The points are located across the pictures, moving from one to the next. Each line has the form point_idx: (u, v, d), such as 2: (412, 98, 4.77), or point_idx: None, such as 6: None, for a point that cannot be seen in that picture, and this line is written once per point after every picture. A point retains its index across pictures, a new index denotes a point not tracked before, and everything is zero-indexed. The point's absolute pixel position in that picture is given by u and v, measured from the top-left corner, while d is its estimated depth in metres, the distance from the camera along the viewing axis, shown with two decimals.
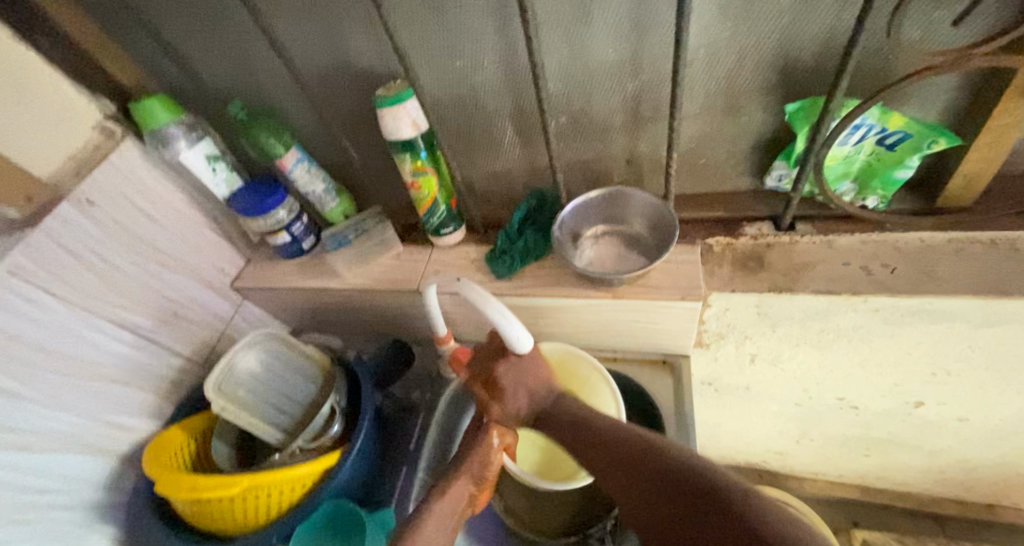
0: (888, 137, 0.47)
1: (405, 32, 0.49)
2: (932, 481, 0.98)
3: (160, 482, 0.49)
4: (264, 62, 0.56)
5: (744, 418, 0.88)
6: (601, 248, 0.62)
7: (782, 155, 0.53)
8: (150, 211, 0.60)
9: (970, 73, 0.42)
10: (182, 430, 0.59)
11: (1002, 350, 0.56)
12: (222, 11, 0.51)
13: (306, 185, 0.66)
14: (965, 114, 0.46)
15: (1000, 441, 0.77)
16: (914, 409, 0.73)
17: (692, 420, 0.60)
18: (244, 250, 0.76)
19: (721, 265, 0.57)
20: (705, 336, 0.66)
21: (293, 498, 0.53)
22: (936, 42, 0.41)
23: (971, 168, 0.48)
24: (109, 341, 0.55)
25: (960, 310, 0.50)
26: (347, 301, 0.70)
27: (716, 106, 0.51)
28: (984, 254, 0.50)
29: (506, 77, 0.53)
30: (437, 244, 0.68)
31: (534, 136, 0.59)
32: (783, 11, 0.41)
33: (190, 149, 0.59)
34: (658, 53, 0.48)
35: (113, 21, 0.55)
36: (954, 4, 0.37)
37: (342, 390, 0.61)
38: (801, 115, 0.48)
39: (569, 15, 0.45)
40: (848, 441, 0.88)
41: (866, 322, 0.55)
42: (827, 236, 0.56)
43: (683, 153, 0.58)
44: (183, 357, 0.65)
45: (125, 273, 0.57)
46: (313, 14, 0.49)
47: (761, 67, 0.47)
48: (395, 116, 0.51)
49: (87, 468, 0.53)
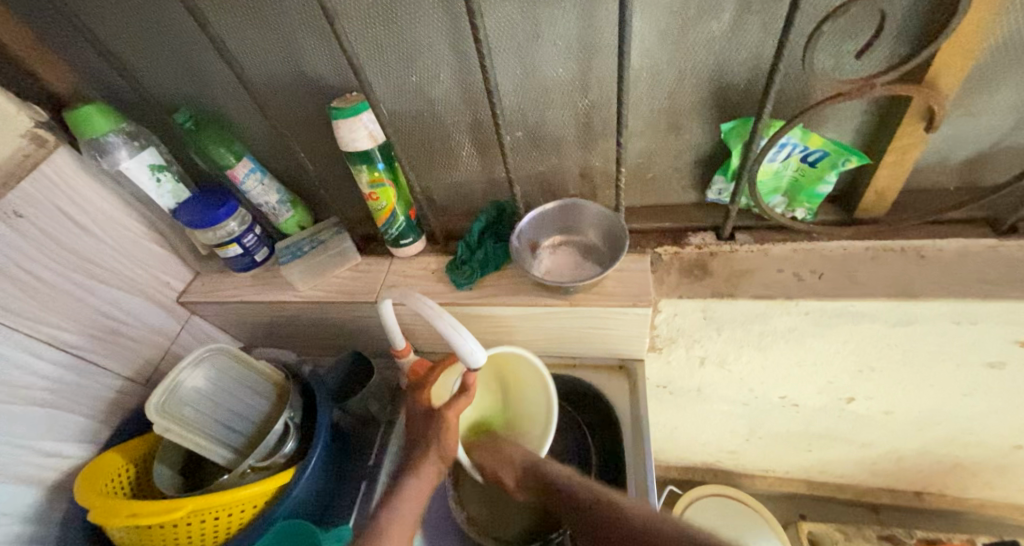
0: (810, 156, 0.52)
1: (360, 45, 0.50)
2: (867, 473, 1.06)
3: (95, 511, 0.46)
4: (212, 69, 0.54)
5: (698, 420, 0.92)
6: (558, 257, 0.64)
7: (720, 170, 0.58)
8: (87, 223, 0.57)
9: (875, 100, 0.48)
10: (121, 454, 0.56)
11: (914, 347, 0.62)
12: (169, 19, 0.49)
13: (258, 196, 0.64)
14: (873, 136, 0.52)
15: (921, 432, 0.85)
16: (847, 404, 0.79)
17: (645, 422, 0.62)
18: (192, 263, 0.73)
19: (669, 272, 0.61)
20: (658, 340, 0.69)
21: (242, 520, 0.51)
22: (846, 71, 0.45)
23: (881, 184, 0.53)
24: (37, 361, 0.51)
25: (878, 311, 0.55)
26: (303, 314, 0.69)
27: (660, 124, 0.55)
28: (896, 260, 0.55)
29: (461, 92, 0.54)
30: (397, 254, 0.68)
31: (491, 150, 0.61)
32: (714, 40, 0.45)
33: (132, 159, 0.57)
34: (605, 74, 0.51)
35: (47, 25, 0.52)
36: (857, 39, 0.42)
37: (296, 405, 0.59)
38: (737, 134, 0.52)
39: (521, 37, 0.48)
40: (792, 437, 0.94)
41: (798, 323, 0.60)
42: (762, 245, 0.60)
43: (632, 168, 0.61)
44: (122, 377, 0.61)
45: (58, 288, 0.53)
46: (266, 26, 0.49)
47: (697, 90, 0.50)
48: (351, 127, 0.52)
49: (10, 500, 0.49)
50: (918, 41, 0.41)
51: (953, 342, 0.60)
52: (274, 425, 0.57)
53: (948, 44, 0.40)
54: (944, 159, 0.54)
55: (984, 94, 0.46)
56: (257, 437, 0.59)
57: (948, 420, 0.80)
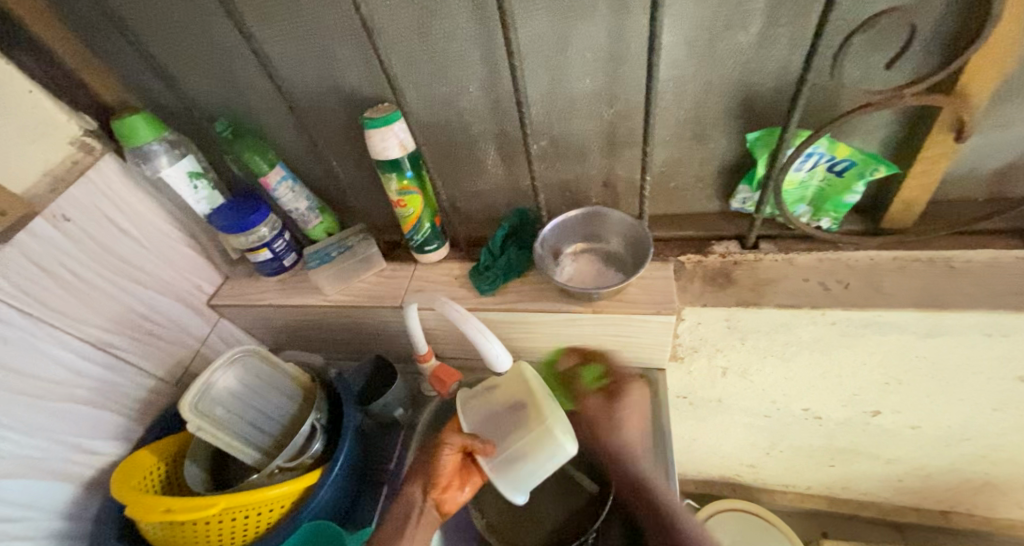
0: (837, 165, 0.52)
1: (395, 58, 0.52)
2: (893, 490, 1.03)
3: (130, 506, 0.47)
4: (252, 81, 0.57)
5: (719, 431, 0.91)
6: (581, 264, 0.65)
7: (744, 180, 0.58)
8: (127, 226, 0.59)
9: (902, 111, 0.48)
10: (152, 452, 0.57)
11: (944, 360, 0.61)
12: (215, 33, 0.52)
13: (289, 203, 0.66)
14: (900, 146, 0.52)
15: (949, 449, 0.83)
16: (872, 418, 0.78)
17: (669, 432, 0.62)
18: (222, 268, 0.75)
19: (692, 281, 0.61)
20: (680, 349, 0.69)
21: (271, 519, 0.52)
22: (873, 83, 0.46)
23: (909, 194, 0.53)
24: (78, 360, 0.53)
25: (907, 322, 0.54)
26: (329, 318, 0.70)
27: (685, 134, 0.56)
28: (924, 271, 0.55)
29: (490, 102, 0.56)
30: (421, 261, 0.70)
31: (517, 159, 0.62)
32: (741, 51, 0.46)
33: (172, 166, 0.59)
34: (632, 85, 0.52)
35: (100, 39, 0.55)
36: (886, 50, 0.43)
37: (322, 406, 0.60)
38: (762, 143, 0.52)
39: (551, 49, 0.49)
40: (815, 451, 0.92)
41: (824, 334, 0.59)
42: (787, 254, 0.60)
43: (656, 176, 0.62)
44: (155, 377, 0.63)
45: (97, 289, 0.55)
46: (305, 38, 0.51)
47: (724, 100, 0.51)
48: (383, 136, 0.53)
49: (50, 495, 0.50)
50: (948, 52, 0.42)
51: (983, 356, 0.59)
52: (301, 426, 0.58)
53: (978, 54, 0.40)
54: (973, 169, 0.53)
55: (1016, 105, 0.46)
56: (284, 438, 0.60)
57: (977, 436, 0.78)
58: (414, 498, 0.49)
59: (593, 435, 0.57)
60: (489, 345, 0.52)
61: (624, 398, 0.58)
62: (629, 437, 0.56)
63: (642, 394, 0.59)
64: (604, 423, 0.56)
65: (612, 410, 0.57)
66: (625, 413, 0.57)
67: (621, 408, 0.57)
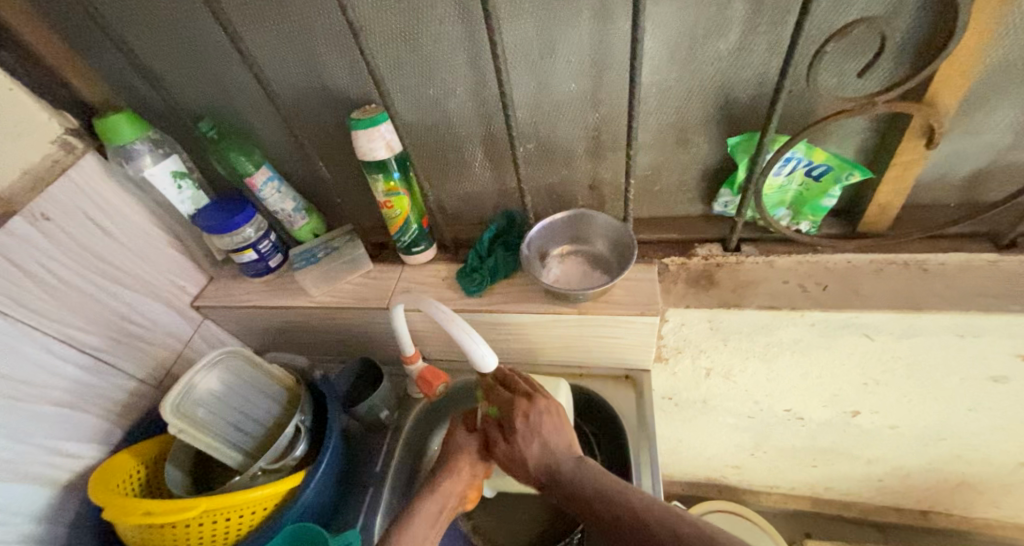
0: (814, 169, 0.53)
1: (382, 61, 0.52)
2: (873, 490, 1.05)
3: (108, 509, 0.47)
4: (238, 81, 0.57)
5: (704, 432, 0.92)
6: (567, 266, 0.66)
7: (726, 184, 0.59)
8: (108, 226, 0.58)
9: (876, 118, 0.50)
10: (132, 455, 0.57)
11: (919, 360, 0.63)
12: (200, 33, 0.52)
13: (275, 203, 0.66)
14: (874, 152, 0.54)
15: (927, 448, 0.85)
16: (852, 418, 0.79)
17: (654, 432, 0.63)
18: (206, 268, 0.74)
19: (676, 283, 0.62)
20: (664, 350, 0.70)
21: (253, 522, 0.51)
22: (848, 91, 0.47)
23: (884, 198, 0.55)
24: (57, 361, 0.52)
25: (883, 324, 0.56)
26: (315, 320, 0.70)
27: (668, 139, 0.57)
28: (899, 274, 0.57)
29: (476, 105, 0.56)
30: (408, 262, 0.70)
31: (504, 161, 0.63)
32: (721, 58, 0.47)
33: (156, 166, 0.59)
34: (615, 90, 0.53)
35: (83, 38, 0.55)
36: (858, 59, 0.44)
37: (307, 408, 0.60)
38: (743, 148, 0.53)
39: (536, 54, 0.50)
40: (798, 452, 0.94)
41: (804, 335, 0.60)
42: (768, 257, 0.61)
43: (640, 180, 0.63)
44: (137, 379, 0.62)
45: (77, 289, 0.55)
46: (292, 40, 0.51)
47: (705, 106, 0.52)
48: (369, 137, 0.54)
49: (26, 499, 0.49)
50: (917, 61, 0.43)
51: (956, 356, 0.61)
52: (284, 428, 0.57)
53: (946, 64, 0.42)
54: (944, 175, 0.55)
55: (983, 113, 0.48)
56: (268, 441, 0.59)
57: (953, 436, 0.80)
58: (452, 496, 0.51)
59: (527, 468, 0.49)
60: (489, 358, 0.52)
61: (537, 422, 0.50)
62: (567, 466, 0.48)
63: (552, 423, 0.50)
64: (535, 447, 0.49)
65: (536, 430, 0.50)
66: (540, 446, 0.49)
67: (547, 430, 0.50)
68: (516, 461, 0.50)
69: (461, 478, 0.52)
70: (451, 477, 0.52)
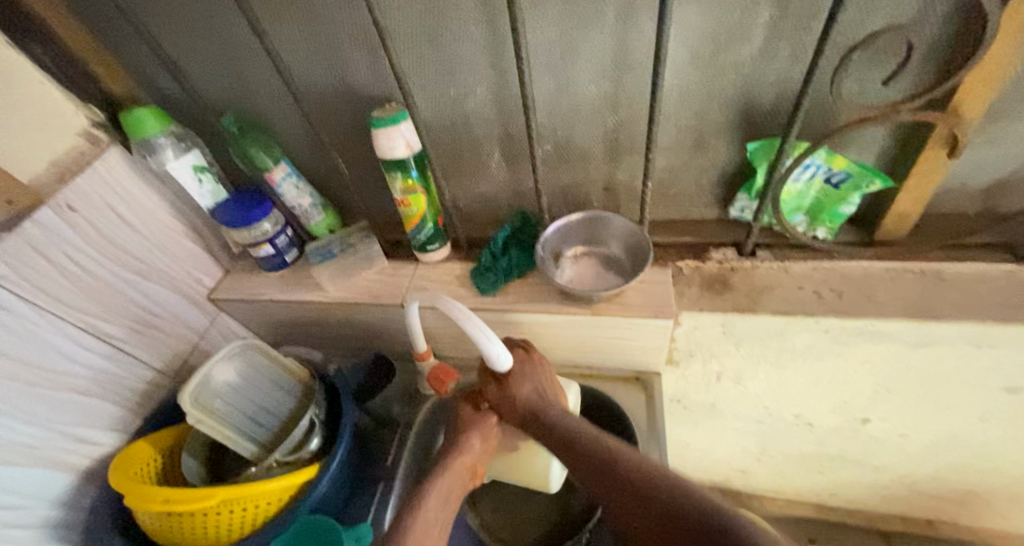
0: (833, 176, 0.53)
1: (404, 59, 0.52)
2: (879, 498, 1.05)
3: (128, 495, 0.48)
4: (261, 77, 0.57)
5: (711, 436, 0.93)
6: (581, 267, 0.66)
7: (743, 189, 0.59)
8: (130, 217, 0.59)
9: (897, 126, 0.50)
10: (150, 444, 0.57)
11: (932, 370, 0.63)
12: (224, 28, 0.52)
13: (293, 198, 0.67)
14: (894, 159, 0.54)
15: (935, 457, 0.84)
16: (861, 425, 0.79)
17: (663, 433, 0.63)
18: (223, 261, 0.75)
19: (690, 286, 0.62)
20: (675, 352, 0.70)
21: (268, 513, 0.52)
22: (871, 98, 0.47)
23: (902, 206, 0.55)
24: (80, 351, 0.53)
25: (897, 332, 0.56)
26: (329, 314, 0.71)
27: (686, 142, 0.57)
28: (916, 282, 0.56)
29: (495, 105, 0.56)
30: (422, 260, 0.70)
31: (520, 161, 0.63)
32: (743, 64, 0.47)
33: (177, 160, 0.59)
34: (635, 92, 0.53)
35: (110, 31, 0.55)
36: (882, 67, 0.44)
37: (321, 403, 0.60)
38: (762, 153, 0.54)
39: (557, 54, 0.50)
40: (804, 458, 0.94)
41: (817, 341, 0.60)
42: (784, 262, 0.61)
43: (656, 183, 0.63)
44: (154, 370, 0.63)
45: (99, 279, 0.55)
46: (317, 39, 0.52)
47: (725, 111, 0.53)
48: (388, 135, 0.54)
49: (48, 485, 0.50)
50: (942, 70, 0.43)
51: (971, 365, 0.60)
52: (299, 420, 0.58)
53: (972, 73, 0.42)
54: (964, 184, 0.55)
55: (1006, 123, 0.47)
56: (282, 433, 0.60)
57: (962, 445, 0.80)
58: (461, 472, 0.52)
59: (516, 406, 0.54)
60: (501, 358, 0.52)
61: (534, 371, 0.56)
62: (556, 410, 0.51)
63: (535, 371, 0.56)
64: (526, 390, 0.54)
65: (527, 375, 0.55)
66: (535, 382, 0.55)
67: (536, 377, 0.56)
68: (508, 398, 0.55)
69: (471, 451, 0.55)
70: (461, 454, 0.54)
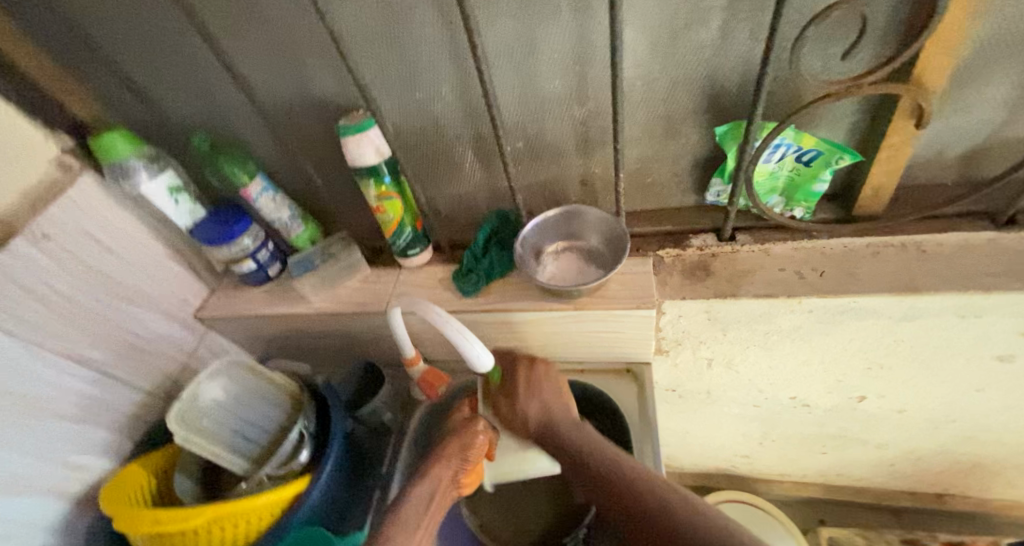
0: (805, 155, 0.53)
1: (364, 64, 0.52)
2: (885, 475, 1.04)
3: (119, 520, 0.48)
4: (228, 94, 0.57)
5: (710, 423, 0.92)
6: (562, 262, 0.65)
7: (716, 173, 0.59)
8: (107, 242, 0.59)
9: (864, 100, 0.49)
10: (142, 467, 0.58)
11: (922, 344, 0.62)
12: (185, 47, 0.52)
13: (271, 213, 0.67)
14: (865, 134, 0.53)
15: (938, 431, 0.84)
16: (859, 403, 0.79)
17: (655, 423, 0.62)
18: (208, 280, 0.75)
19: (672, 275, 0.62)
20: (664, 342, 0.70)
21: (260, 528, 0.52)
22: (834, 74, 0.47)
23: (879, 180, 0.54)
24: (65, 378, 0.54)
25: (883, 307, 0.55)
26: (316, 326, 0.71)
27: (657, 131, 0.57)
28: (897, 256, 0.56)
29: (462, 105, 0.56)
30: (405, 265, 0.70)
31: (493, 160, 0.63)
32: (703, 48, 0.47)
33: (152, 182, 0.59)
34: (600, 83, 0.52)
35: (76, 58, 0.56)
36: (841, 42, 0.44)
37: (311, 414, 0.60)
38: (732, 136, 0.53)
39: (518, 51, 0.50)
40: (807, 439, 0.93)
41: (802, 321, 0.60)
42: (763, 245, 0.61)
43: (632, 173, 0.63)
44: (143, 391, 0.63)
45: (80, 305, 0.56)
46: (276, 51, 0.52)
47: (692, 96, 0.52)
48: (358, 144, 0.54)
49: (42, 512, 0.50)
50: (900, 41, 0.43)
51: (960, 337, 0.60)
52: (288, 434, 0.58)
53: (931, 42, 0.41)
54: (939, 155, 0.54)
55: (973, 90, 0.47)
56: (272, 448, 0.60)
57: (963, 417, 0.79)
58: (441, 480, 0.50)
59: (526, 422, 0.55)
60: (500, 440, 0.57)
61: (538, 385, 0.58)
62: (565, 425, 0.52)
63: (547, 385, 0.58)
64: (535, 408, 0.55)
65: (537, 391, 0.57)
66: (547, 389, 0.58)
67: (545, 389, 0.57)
68: (516, 416, 0.56)
69: (455, 460, 0.52)
70: (440, 463, 0.51)
